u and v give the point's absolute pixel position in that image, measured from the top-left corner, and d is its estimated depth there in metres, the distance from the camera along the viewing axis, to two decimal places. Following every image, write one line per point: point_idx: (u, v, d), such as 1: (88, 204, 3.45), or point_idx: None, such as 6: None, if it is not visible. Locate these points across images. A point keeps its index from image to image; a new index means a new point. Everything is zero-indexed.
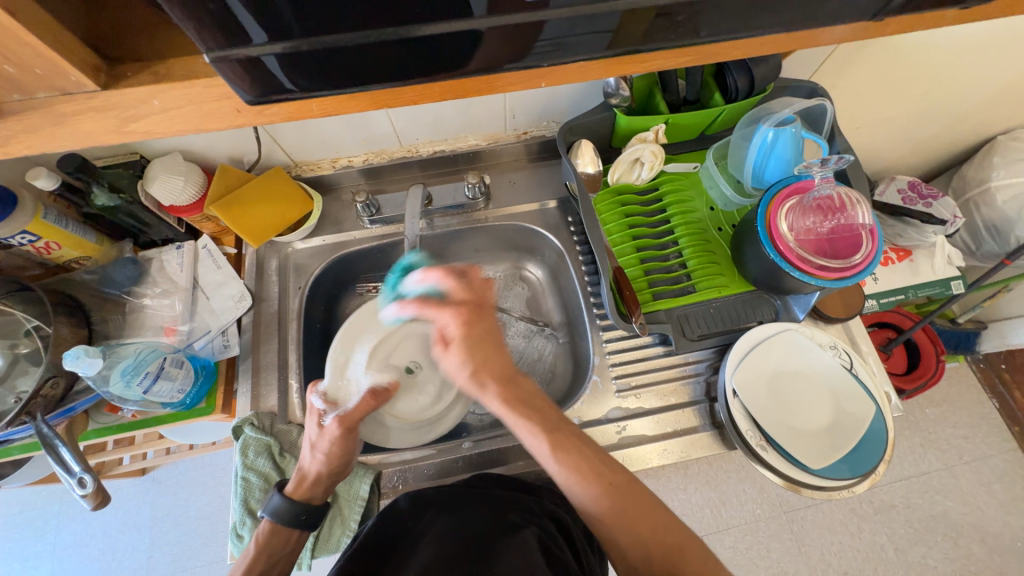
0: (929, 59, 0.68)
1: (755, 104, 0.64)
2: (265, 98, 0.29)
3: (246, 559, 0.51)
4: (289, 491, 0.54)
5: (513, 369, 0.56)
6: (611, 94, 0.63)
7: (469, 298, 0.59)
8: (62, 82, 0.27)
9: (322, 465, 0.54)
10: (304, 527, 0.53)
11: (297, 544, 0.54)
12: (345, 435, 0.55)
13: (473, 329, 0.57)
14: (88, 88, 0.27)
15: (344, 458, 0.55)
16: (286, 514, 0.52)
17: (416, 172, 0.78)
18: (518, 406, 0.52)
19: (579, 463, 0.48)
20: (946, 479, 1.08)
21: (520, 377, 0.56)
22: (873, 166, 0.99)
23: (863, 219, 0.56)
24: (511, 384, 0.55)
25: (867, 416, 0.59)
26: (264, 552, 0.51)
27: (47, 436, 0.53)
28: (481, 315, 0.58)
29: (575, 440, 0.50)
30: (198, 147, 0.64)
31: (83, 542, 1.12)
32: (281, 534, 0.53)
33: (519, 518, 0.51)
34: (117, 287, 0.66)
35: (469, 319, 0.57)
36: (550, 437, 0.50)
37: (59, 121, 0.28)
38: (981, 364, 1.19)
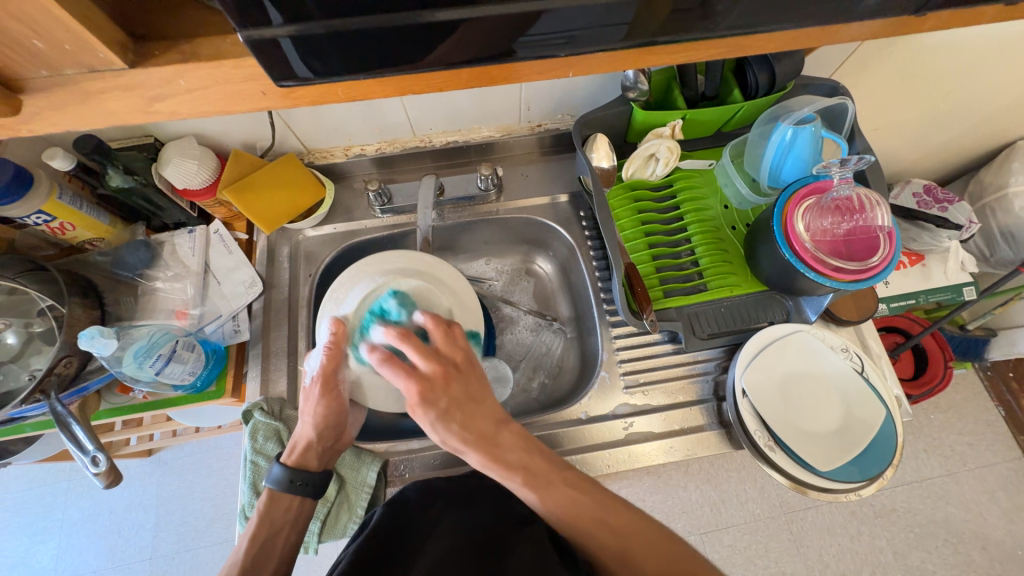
0: (953, 60, 0.67)
1: (774, 102, 0.63)
2: (292, 79, 0.29)
3: (249, 528, 0.52)
4: (287, 461, 0.55)
5: (495, 427, 0.53)
6: (629, 87, 0.63)
7: (446, 358, 0.54)
8: (90, 59, 0.27)
9: (312, 429, 0.55)
10: (302, 493, 0.54)
11: (300, 513, 0.55)
12: (326, 392, 0.56)
13: (434, 400, 0.52)
14: (116, 66, 0.27)
15: (331, 416, 0.56)
16: (284, 480, 0.54)
17: (428, 163, 0.77)
18: (501, 466, 0.51)
19: (572, 506, 0.49)
20: (948, 485, 1.07)
21: (502, 432, 0.53)
22: (890, 167, 0.97)
23: (882, 222, 0.55)
24: (492, 446, 0.52)
25: (877, 421, 0.58)
26: (266, 520, 0.52)
27: (60, 414, 0.53)
28: (455, 379, 0.54)
29: (552, 480, 0.50)
30: (213, 132, 0.64)
31: (90, 519, 1.13)
32: (281, 502, 0.54)
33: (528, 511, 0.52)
34: (129, 270, 0.66)
35: (438, 384, 0.53)
36: (536, 484, 0.50)
37: (85, 99, 0.28)
38: (988, 372, 1.18)
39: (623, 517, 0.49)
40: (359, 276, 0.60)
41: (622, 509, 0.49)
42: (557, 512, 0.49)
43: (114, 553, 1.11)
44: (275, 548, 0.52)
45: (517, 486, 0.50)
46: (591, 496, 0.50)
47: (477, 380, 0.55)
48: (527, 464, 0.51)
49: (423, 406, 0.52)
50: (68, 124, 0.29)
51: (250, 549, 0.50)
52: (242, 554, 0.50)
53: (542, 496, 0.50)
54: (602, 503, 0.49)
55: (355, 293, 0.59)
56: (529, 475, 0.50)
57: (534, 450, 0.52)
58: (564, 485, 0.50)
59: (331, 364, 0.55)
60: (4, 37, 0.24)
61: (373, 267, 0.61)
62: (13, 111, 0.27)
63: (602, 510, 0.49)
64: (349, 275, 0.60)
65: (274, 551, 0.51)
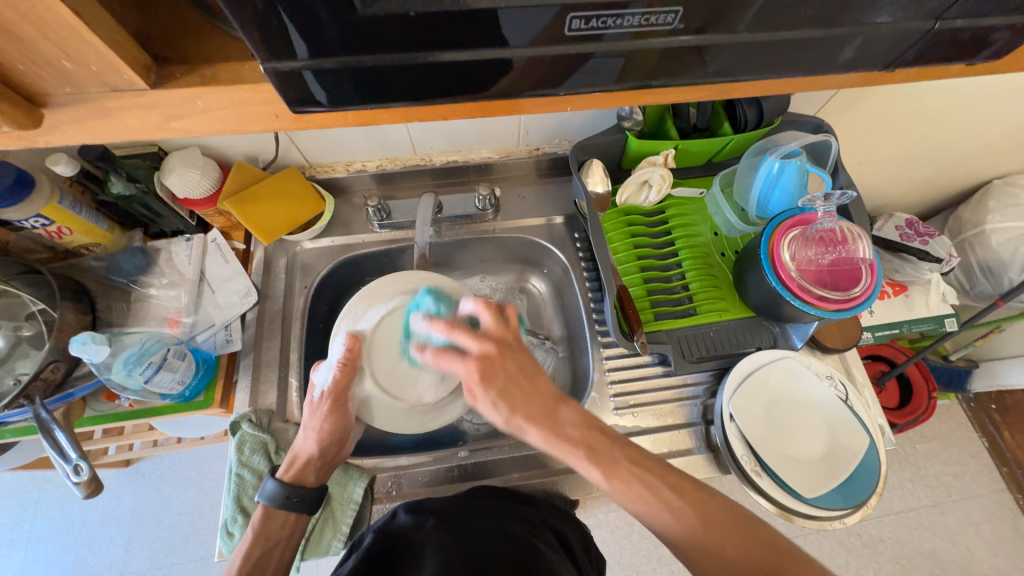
0: (930, 104, 0.71)
1: (761, 136, 0.66)
2: (305, 107, 0.30)
3: (244, 546, 0.51)
4: (284, 475, 0.55)
5: (554, 402, 0.50)
6: (624, 117, 0.66)
7: (498, 335, 0.54)
8: (113, 79, 0.28)
9: (315, 444, 0.55)
10: (297, 510, 0.53)
11: (294, 530, 0.54)
12: (334, 409, 0.56)
13: (496, 371, 0.52)
14: (138, 87, 0.28)
15: (338, 432, 0.57)
16: (279, 497, 0.53)
17: (427, 181, 0.79)
18: (563, 442, 0.48)
19: (640, 488, 0.45)
20: (934, 516, 1.08)
21: (561, 407, 0.50)
22: (874, 201, 1.01)
23: (864, 254, 0.58)
24: (550, 421, 0.49)
25: (860, 448, 0.59)
26: (261, 536, 0.52)
27: (44, 420, 0.53)
28: (510, 355, 0.53)
29: (616, 458, 0.47)
30: (218, 143, 0.66)
31: (61, 531, 1.09)
32: (276, 517, 0.53)
33: (523, 532, 0.52)
34: (123, 276, 0.66)
35: (493, 359, 0.52)
36: (600, 462, 0.47)
37: (106, 116, 0.29)
38: (971, 403, 1.20)
39: (706, 505, 0.44)
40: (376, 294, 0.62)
41: (702, 496, 0.45)
42: (627, 499, 0.45)
43: (84, 569, 1.07)
44: (270, 564, 0.51)
45: (581, 462, 0.47)
46: (662, 477, 0.46)
47: (532, 358, 0.54)
48: (588, 440, 0.48)
49: (479, 383, 0.51)
50: (86, 138, 0.30)
51: (244, 569, 0.49)
52: (236, 567, 0.50)
53: (608, 476, 0.46)
54: (678, 488, 0.45)
55: (372, 311, 0.61)
56: (593, 455, 0.47)
57: (594, 426, 0.49)
58: (631, 467, 0.46)
59: (342, 381, 0.56)
60: (34, 57, 0.26)
61: (392, 287, 0.63)
62: (34, 125, 0.28)
63: (681, 497, 0.44)
64: (365, 294, 0.62)
65: (266, 571, 0.50)
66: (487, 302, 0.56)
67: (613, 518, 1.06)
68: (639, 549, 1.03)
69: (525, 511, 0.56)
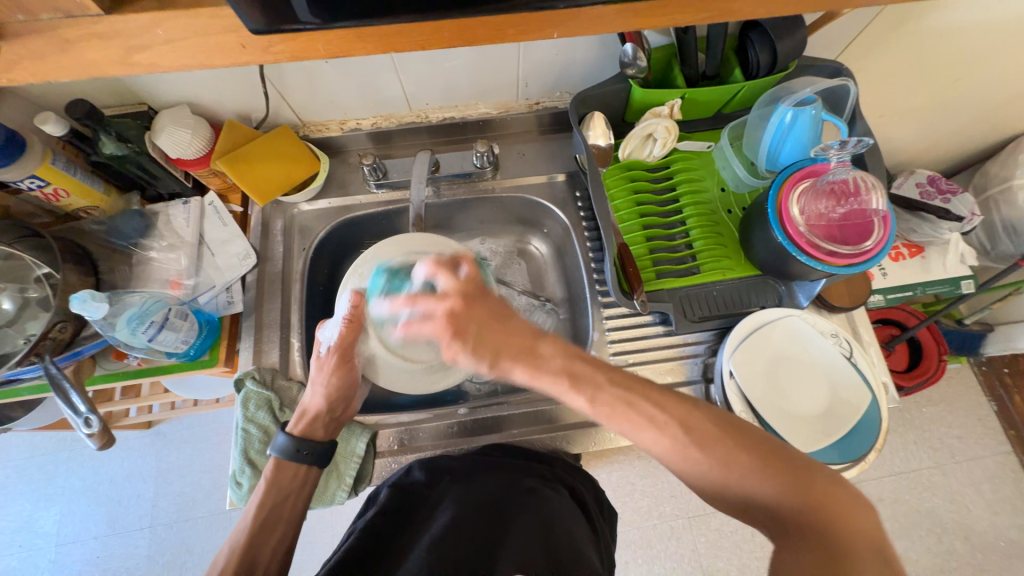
0: (960, 44, 0.66)
1: (775, 82, 0.62)
2: (273, 28, 0.31)
3: (259, 494, 0.53)
4: (293, 430, 0.56)
5: (533, 338, 0.46)
6: (627, 65, 0.60)
7: (461, 288, 0.50)
8: (66, 4, 0.29)
9: (323, 400, 0.57)
10: (308, 462, 0.55)
11: (305, 481, 0.56)
12: (341, 365, 0.58)
13: (472, 313, 0.48)
14: (92, 12, 0.30)
15: (345, 388, 0.58)
16: (290, 450, 0.54)
17: (424, 139, 0.77)
18: (547, 377, 0.44)
19: (625, 409, 0.43)
20: (936, 477, 1.09)
21: (540, 342, 0.46)
22: (894, 157, 0.96)
23: (877, 206, 0.55)
24: (533, 356, 0.45)
25: (863, 404, 0.59)
26: (274, 488, 0.53)
27: (55, 377, 0.54)
28: (476, 301, 0.49)
29: (599, 383, 0.44)
30: (208, 101, 0.64)
31: (91, 487, 1.16)
32: (287, 470, 0.55)
33: (537, 485, 0.53)
34: (124, 239, 0.66)
35: (460, 311, 0.49)
36: (582, 387, 0.44)
37: (65, 47, 0.30)
38: (983, 366, 1.18)
39: (692, 418, 0.42)
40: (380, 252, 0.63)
41: (687, 410, 0.42)
42: (610, 421, 0.43)
43: (116, 521, 1.14)
44: (283, 515, 0.53)
45: (564, 393, 0.44)
46: (645, 396, 0.43)
47: (503, 304, 0.50)
48: (570, 369, 0.44)
49: (442, 321, 0.48)
50: (43, 71, 0.31)
51: (258, 518, 0.51)
52: (250, 519, 0.52)
53: (593, 401, 0.43)
54: (661, 404, 0.43)
55: (376, 270, 0.62)
56: (576, 383, 0.44)
57: (577, 355, 0.46)
58: (613, 390, 0.43)
59: (347, 338, 0.58)
60: None
61: (394, 247, 0.64)
62: None
63: (665, 414, 0.42)
64: (369, 254, 0.63)
65: (280, 520, 0.52)
66: (441, 262, 0.54)
67: (615, 478, 1.08)
68: (640, 506, 1.07)
69: (537, 466, 0.57)
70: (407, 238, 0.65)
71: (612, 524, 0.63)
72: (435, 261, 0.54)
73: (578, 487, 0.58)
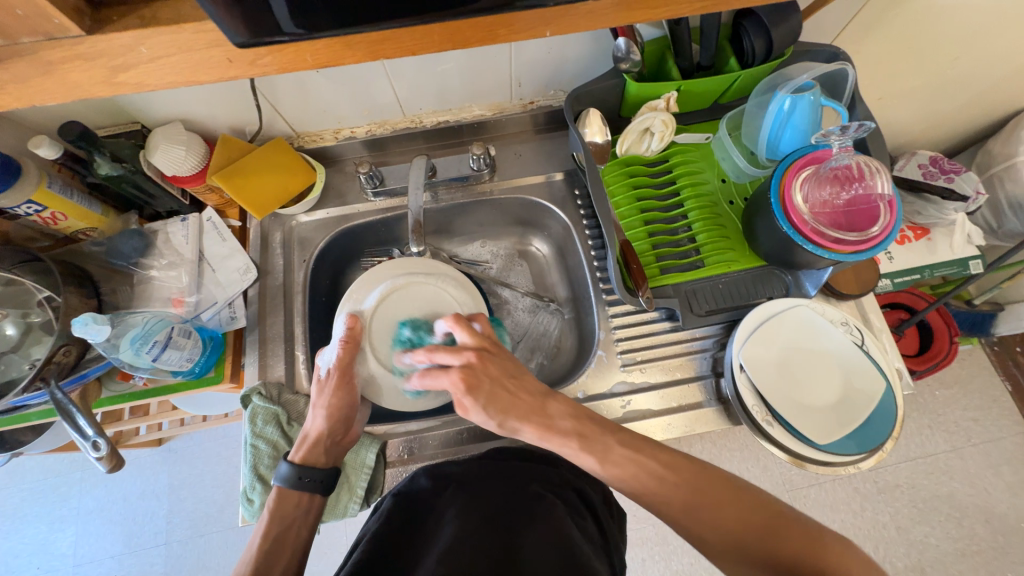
0: (959, 21, 0.64)
1: (771, 70, 0.61)
2: (254, 40, 0.31)
3: (262, 526, 0.52)
4: (295, 457, 0.56)
5: (541, 398, 0.53)
6: (621, 58, 0.60)
7: (477, 343, 0.56)
8: (46, 26, 0.29)
9: (324, 421, 0.56)
10: (310, 489, 0.54)
11: (310, 508, 0.55)
12: (340, 384, 0.56)
13: (487, 371, 0.54)
14: (73, 32, 0.30)
15: (344, 410, 0.56)
16: (292, 477, 0.54)
17: (420, 144, 0.76)
18: (556, 437, 0.51)
19: (634, 468, 0.48)
20: (953, 460, 1.08)
21: (550, 401, 0.53)
22: (895, 139, 0.95)
23: (883, 189, 0.54)
24: (542, 417, 0.52)
25: (877, 392, 0.58)
26: (276, 517, 0.52)
27: (61, 401, 0.54)
28: (490, 359, 0.55)
29: (609, 444, 0.50)
30: (201, 116, 0.64)
31: (105, 507, 1.16)
32: (290, 498, 0.54)
33: (543, 491, 0.53)
34: (123, 259, 0.66)
35: (477, 367, 0.54)
36: (592, 448, 0.50)
37: (49, 70, 0.30)
38: (995, 347, 1.16)
39: (697, 476, 0.47)
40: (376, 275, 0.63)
41: (695, 470, 0.48)
42: (622, 481, 0.48)
43: (131, 539, 1.14)
44: (290, 541, 0.52)
45: (576, 452, 0.50)
46: (654, 456, 0.49)
47: (513, 360, 0.56)
48: (579, 430, 0.51)
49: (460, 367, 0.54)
50: (24, 94, 0.31)
51: (265, 544, 0.51)
52: (256, 549, 0.51)
53: (603, 461, 0.49)
54: (671, 465, 0.48)
55: (372, 294, 0.60)
56: (587, 443, 0.50)
57: (585, 416, 0.52)
58: (623, 451, 0.49)
59: (345, 358, 0.56)
60: None
61: (394, 270, 0.63)
62: None
63: (672, 472, 0.48)
64: (366, 278, 0.62)
65: (286, 549, 0.51)
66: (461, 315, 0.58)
67: None
68: None
69: (545, 470, 0.56)
70: (404, 263, 0.64)
71: (623, 526, 0.62)
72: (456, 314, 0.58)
73: (588, 489, 0.58)
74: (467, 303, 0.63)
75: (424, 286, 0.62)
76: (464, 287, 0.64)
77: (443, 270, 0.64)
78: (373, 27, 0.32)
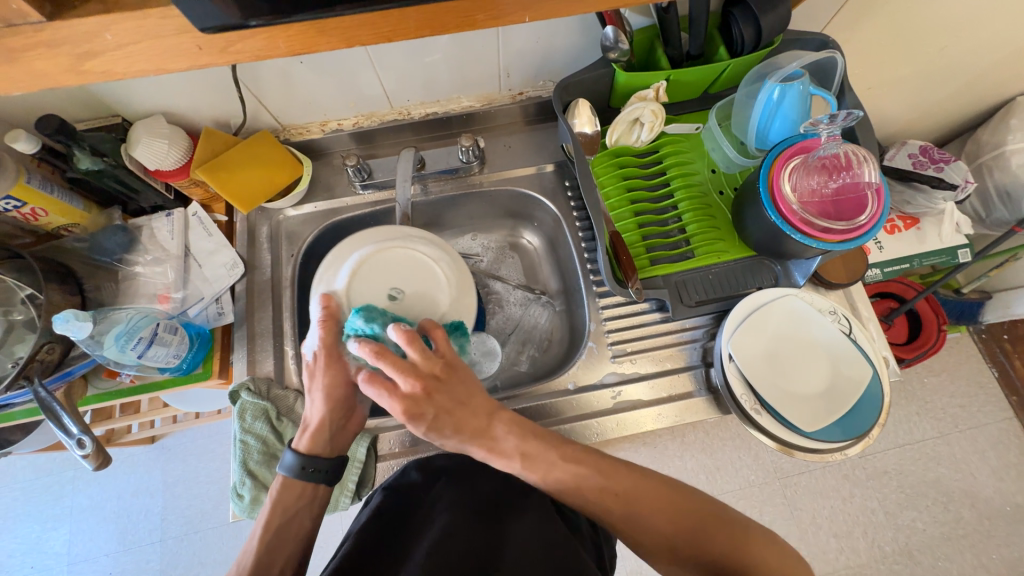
0: (948, 9, 0.64)
1: (761, 59, 0.61)
2: (223, 27, 0.30)
3: (266, 516, 0.52)
4: (299, 446, 0.54)
5: (488, 419, 0.50)
6: (609, 48, 0.59)
7: (426, 368, 0.48)
8: (4, 12, 0.27)
9: (322, 406, 0.54)
10: (314, 479, 0.53)
11: (314, 496, 0.54)
12: (330, 364, 0.54)
13: (432, 400, 0.48)
14: (33, 19, 0.28)
15: (342, 390, 0.54)
16: (296, 468, 0.53)
17: (408, 136, 0.75)
18: (500, 457, 0.50)
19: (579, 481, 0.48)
20: (940, 446, 1.09)
21: (495, 423, 0.50)
22: (885, 129, 0.95)
23: (870, 178, 0.54)
24: (488, 440, 0.50)
25: (864, 379, 0.58)
26: (279, 508, 0.52)
27: (46, 400, 0.53)
28: (439, 388, 0.48)
29: (552, 461, 0.49)
30: (183, 109, 0.63)
31: (98, 505, 1.16)
32: (293, 488, 0.53)
33: (531, 483, 0.53)
34: (108, 255, 0.65)
35: (421, 396, 0.47)
36: (536, 464, 0.49)
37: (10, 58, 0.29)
38: (983, 335, 1.17)
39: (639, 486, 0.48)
40: (346, 253, 0.62)
41: (635, 479, 0.49)
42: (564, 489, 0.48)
43: (125, 537, 1.13)
44: (295, 533, 0.52)
45: (518, 468, 0.49)
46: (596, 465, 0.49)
47: (466, 381, 0.50)
48: (523, 450, 0.49)
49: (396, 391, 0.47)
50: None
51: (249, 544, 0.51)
52: (258, 540, 0.50)
53: (545, 476, 0.49)
54: (610, 475, 0.49)
55: (340, 273, 0.60)
56: (530, 461, 0.49)
57: (530, 433, 0.50)
58: (565, 465, 0.49)
59: (330, 337, 0.54)
60: None
61: (354, 246, 0.62)
62: None
63: (612, 484, 0.48)
64: (330, 261, 0.61)
65: (288, 541, 0.51)
66: (413, 334, 0.48)
67: None
68: None
69: None
70: (362, 237, 0.63)
71: None
72: (408, 331, 0.48)
73: None
74: (441, 257, 0.62)
75: (395, 252, 0.61)
76: (435, 244, 0.63)
77: (407, 234, 0.64)
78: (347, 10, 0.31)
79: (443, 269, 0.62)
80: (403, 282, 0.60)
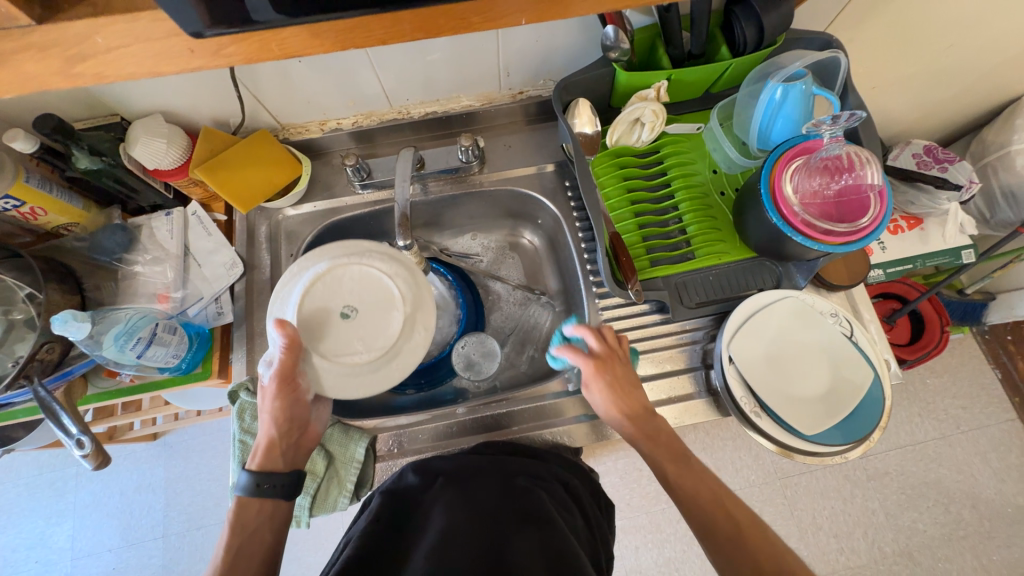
0: (953, 8, 0.63)
1: (764, 59, 0.60)
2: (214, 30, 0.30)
3: (223, 537, 0.49)
4: (252, 465, 0.53)
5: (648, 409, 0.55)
6: (610, 48, 0.58)
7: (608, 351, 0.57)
8: None
9: (273, 426, 0.52)
10: (273, 496, 0.51)
11: (275, 513, 0.52)
12: (281, 387, 0.52)
13: (611, 373, 0.55)
14: (23, 22, 0.28)
15: (293, 410, 0.53)
16: (250, 486, 0.51)
17: (409, 135, 0.75)
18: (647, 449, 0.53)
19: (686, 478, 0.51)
20: (941, 447, 1.09)
21: (654, 418, 0.55)
22: (890, 129, 0.94)
23: (874, 180, 0.53)
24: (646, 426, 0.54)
25: (866, 382, 0.58)
26: (238, 526, 0.49)
27: (45, 400, 0.53)
28: (619, 366, 0.56)
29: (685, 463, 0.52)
30: (182, 108, 0.62)
31: (101, 501, 1.16)
32: (251, 505, 0.50)
33: (529, 484, 0.53)
34: (107, 254, 0.65)
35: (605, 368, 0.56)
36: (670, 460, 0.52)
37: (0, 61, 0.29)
38: (986, 335, 1.17)
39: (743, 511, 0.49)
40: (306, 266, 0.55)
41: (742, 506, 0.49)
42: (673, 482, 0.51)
43: (128, 533, 1.14)
44: (256, 550, 0.49)
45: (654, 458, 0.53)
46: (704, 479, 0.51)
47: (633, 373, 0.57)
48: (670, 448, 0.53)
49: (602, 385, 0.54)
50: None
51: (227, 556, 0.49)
52: (218, 560, 0.48)
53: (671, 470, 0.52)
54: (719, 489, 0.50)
55: (294, 290, 0.53)
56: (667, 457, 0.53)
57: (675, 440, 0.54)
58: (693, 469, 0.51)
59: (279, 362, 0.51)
60: None
61: (318, 257, 0.55)
62: None
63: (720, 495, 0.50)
64: (288, 276, 0.55)
65: (255, 557, 0.49)
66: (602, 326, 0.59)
67: (621, 465, 1.09)
68: (648, 492, 1.07)
69: (533, 465, 0.57)
70: (328, 248, 0.56)
71: (610, 516, 0.63)
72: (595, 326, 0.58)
73: (577, 485, 0.58)
74: (400, 274, 0.55)
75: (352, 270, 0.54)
76: (393, 258, 0.56)
77: (370, 247, 0.56)
78: (343, 12, 0.30)
79: (399, 285, 0.54)
80: (358, 299, 0.53)
